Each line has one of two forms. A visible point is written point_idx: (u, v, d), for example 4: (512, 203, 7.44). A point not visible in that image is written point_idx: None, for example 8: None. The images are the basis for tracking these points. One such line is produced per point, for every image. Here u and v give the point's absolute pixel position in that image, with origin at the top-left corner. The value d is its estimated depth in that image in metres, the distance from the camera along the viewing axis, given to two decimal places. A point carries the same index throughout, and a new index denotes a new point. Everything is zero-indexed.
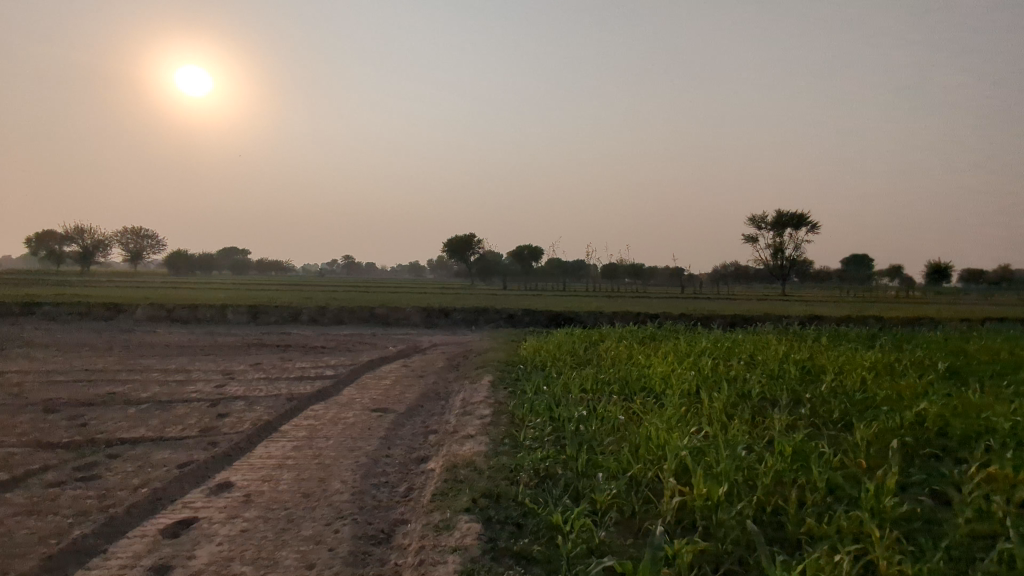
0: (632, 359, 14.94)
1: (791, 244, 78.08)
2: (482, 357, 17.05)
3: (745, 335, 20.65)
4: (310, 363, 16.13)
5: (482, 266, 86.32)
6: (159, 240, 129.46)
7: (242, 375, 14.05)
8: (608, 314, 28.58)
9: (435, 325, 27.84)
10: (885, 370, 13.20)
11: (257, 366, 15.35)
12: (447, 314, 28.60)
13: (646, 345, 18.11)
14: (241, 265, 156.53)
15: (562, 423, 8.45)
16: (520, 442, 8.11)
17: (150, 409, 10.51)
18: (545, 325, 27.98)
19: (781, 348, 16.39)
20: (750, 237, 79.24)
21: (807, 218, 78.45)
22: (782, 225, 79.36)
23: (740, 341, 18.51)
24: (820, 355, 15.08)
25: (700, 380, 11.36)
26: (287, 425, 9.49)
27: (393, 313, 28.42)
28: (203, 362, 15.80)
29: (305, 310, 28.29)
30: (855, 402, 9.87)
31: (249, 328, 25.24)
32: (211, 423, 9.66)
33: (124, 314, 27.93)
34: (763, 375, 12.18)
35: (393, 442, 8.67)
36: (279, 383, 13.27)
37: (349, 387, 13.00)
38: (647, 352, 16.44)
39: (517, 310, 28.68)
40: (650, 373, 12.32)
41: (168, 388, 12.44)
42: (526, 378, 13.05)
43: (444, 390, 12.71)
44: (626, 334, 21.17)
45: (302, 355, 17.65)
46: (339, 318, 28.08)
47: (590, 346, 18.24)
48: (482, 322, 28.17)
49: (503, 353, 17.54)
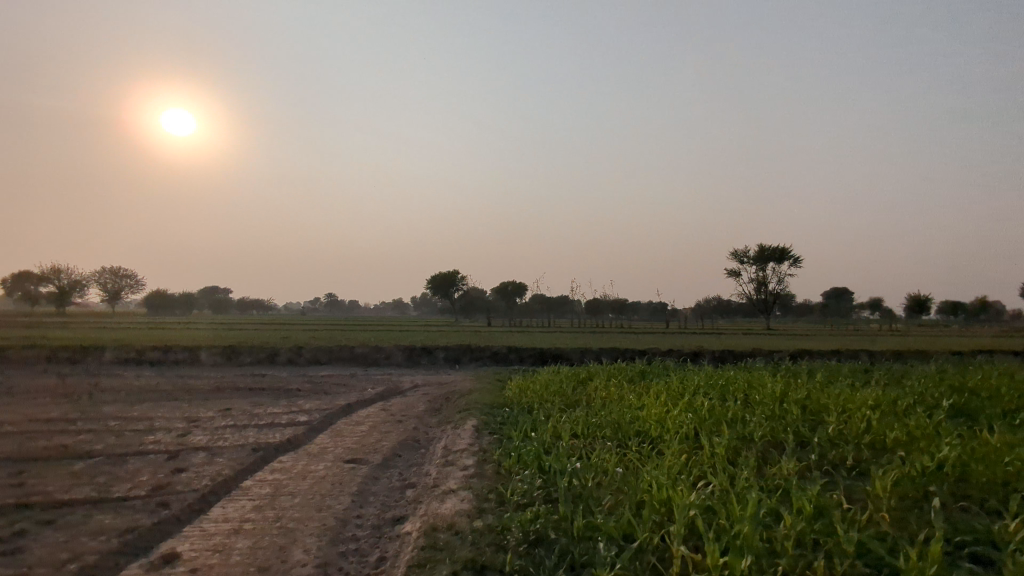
0: (623, 400, 14.22)
1: (774, 278, 78.27)
2: (465, 399, 16.24)
3: (738, 372, 19.99)
4: (283, 408, 15.22)
5: (466, 302, 85.55)
6: (138, 280, 127.47)
7: (207, 423, 13.12)
8: (595, 351, 27.86)
9: (417, 364, 26.93)
10: (888, 409, 12.62)
11: (226, 412, 14.43)
12: (430, 353, 27.72)
13: (636, 384, 17.41)
14: (221, 304, 154.36)
15: (552, 477, 7.71)
16: (507, 498, 7.35)
17: (100, 463, 9.56)
18: (531, 363, 27.17)
19: (777, 385, 15.77)
20: (733, 271, 79.40)
21: (789, 252, 78.86)
22: (765, 259, 79.69)
23: (733, 378, 17.86)
24: (818, 394, 14.48)
25: (697, 423, 10.68)
26: (250, 481, 8.60)
27: (374, 352, 27.50)
28: (168, 409, 14.85)
29: (282, 351, 27.27)
30: (866, 447, 9.23)
31: (222, 371, 24.16)
32: (165, 479, 8.74)
33: (90, 358, 26.68)
34: (762, 417, 11.52)
35: (366, 500, 7.83)
36: (247, 431, 12.37)
37: (322, 434, 12.11)
38: (637, 392, 15.73)
39: (502, 349, 27.88)
40: (643, 416, 11.60)
41: (125, 438, 11.48)
42: (512, 422, 12.27)
43: (425, 437, 11.89)
44: (615, 372, 20.44)
45: (276, 399, 16.71)
46: (317, 358, 27.08)
47: (578, 387, 17.50)
48: (465, 361, 27.30)
49: (487, 394, 16.74)
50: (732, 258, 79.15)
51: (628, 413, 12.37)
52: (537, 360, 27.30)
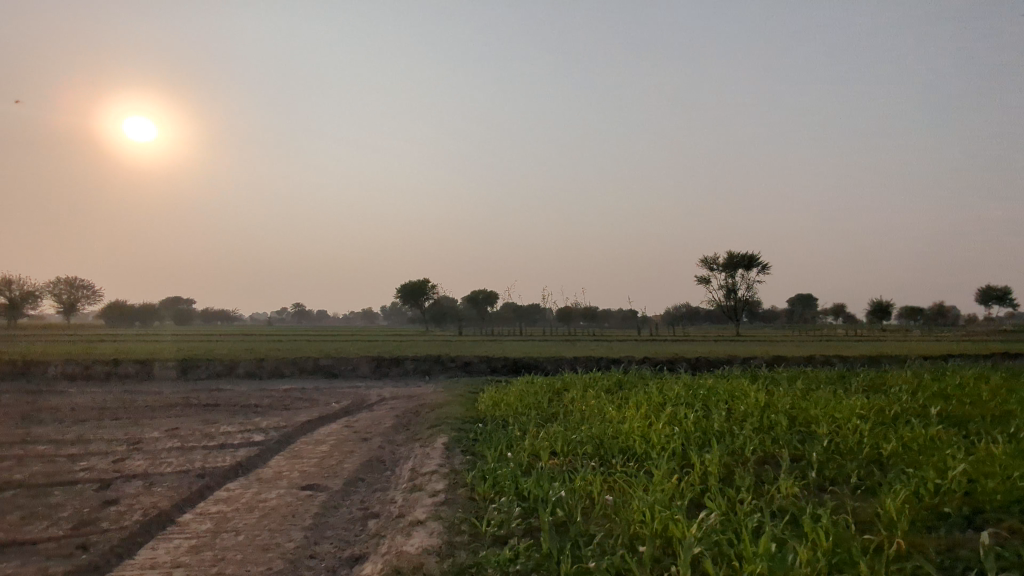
0: (602, 412, 13.52)
1: (743, 285, 78.80)
2: (435, 412, 15.35)
3: (717, 381, 19.43)
4: (238, 426, 14.11)
5: (436, 311, 84.38)
6: (95, 290, 123.28)
7: (151, 445, 11.99)
8: (569, 359, 27.14)
9: (384, 375, 25.88)
10: (879, 417, 12.11)
11: (174, 432, 13.29)
12: (398, 363, 26.68)
13: (614, 394, 16.70)
14: (184, 315, 150.30)
15: (533, 505, 6.90)
16: (482, 531, 6.50)
17: (18, 497, 8.42)
18: (503, 373, 26.32)
19: (759, 395, 15.20)
20: (703, 278, 79.77)
21: (757, 259, 79.55)
22: (734, 266, 80.21)
23: (713, 388, 17.26)
24: (804, 403, 13.98)
25: (684, 437, 9.99)
26: (189, 515, 7.57)
27: (340, 364, 26.36)
28: (110, 430, 13.64)
29: (242, 364, 25.95)
30: (865, 461, 8.66)
31: (176, 386, 22.77)
32: (91, 513, 7.67)
33: (32, 373, 25.00)
34: (751, 428, 10.91)
35: (321, 536, 6.88)
36: (194, 454, 11.29)
37: (278, 456, 11.08)
38: (616, 403, 15.05)
39: (474, 358, 26.99)
40: (626, 429, 10.88)
41: (54, 465, 10.31)
42: (486, 439, 11.41)
43: (391, 457, 10.98)
44: (591, 382, 19.71)
45: (231, 416, 15.59)
46: (280, 371, 25.84)
47: (553, 398, 16.74)
48: (435, 371, 26.32)
49: (459, 407, 15.88)
50: (702, 265, 79.50)
51: (611, 426, 11.65)
52: (510, 370, 26.46)
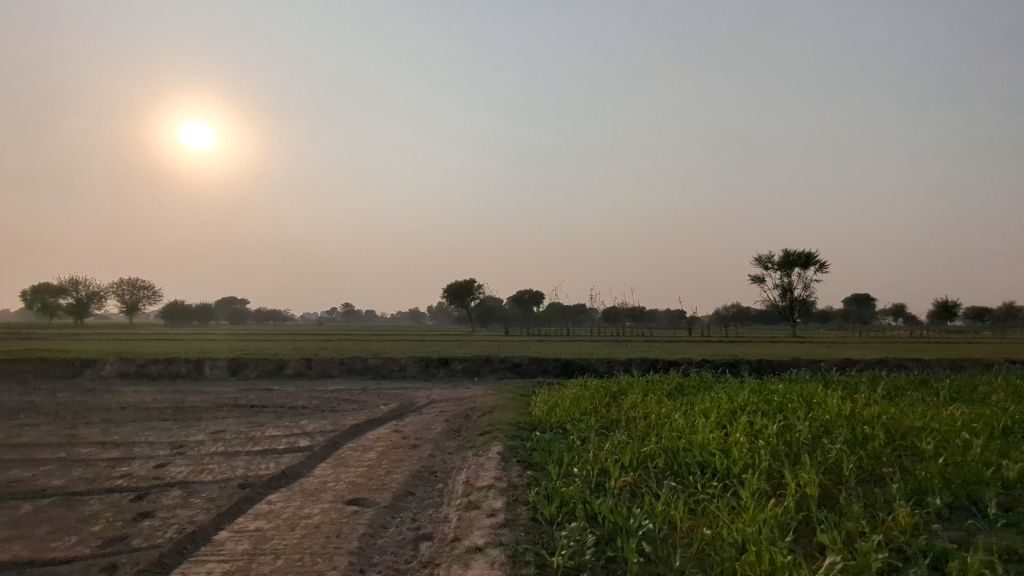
0: (668, 420, 12.51)
1: (800, 284, 75.77)
2: (486, 417, 14.57)
3: (786, 386, 18.11)
4: (283, 430, 13.57)
5: (482, 311, 84.02)
6: (154, 291, 127.49)
7: (195, 450, 11.50)
8: (622, 361, 26.02)
9: (432, 377, 25.27)
10: (987, 429, 10.75)
11: (219, 436, 12.82)
12: (446, 364, 26.05)
13: (677, 400, 15.60)
14: (238, 314, 154.35)
15: (610, 533, 6.02)
16: (554, 563, 5.62)
17: (51, 507, 7.93)
18: (554, 375, 25.39)
19: (841, 403, 13.88)
20: (757, 276, 77.14)
21: (815, 257, 76.43)
22: (790, 265, 77.26)
23: (786, 394, 15.97)
24: (893, 411, 12.68)
25: (769, 451, 8.94)
26: (225, 533, 6.90)
27: (388, 364, 25.88)
28: (155, 432, 13.27)
29: (290, 364, 25.73)
30: (992, 485, 7.46)
31: (226, 386, 22.62)
32: (122, 528, 7.07)
33: (88, 372, 25.30)
34: (842, 441, 9.77)
35: (368, 562, 6.10)
36: (237, 460, 10.72)
37: (324, 465, 10.42)
38: (681, 409, 14.00)
39: (523, 359, 26.15)
40: (698, 440, 9.89)
41: (95, 471, 9.87)
42: (544, 449, 10.53)
43: (442, 467, 10.21)
44: (649, 386, 18.62)
45: (277, 418, 15.10)
46: (327, 371, 25.50)
47: (611, 402, 15.79)
48: (484, 372, 25.57)
49: (511, 412, 15.08)
50: (756, 263, 76.87)
51: (680, 436, 10.66)
52: (561, 372, 25.51)
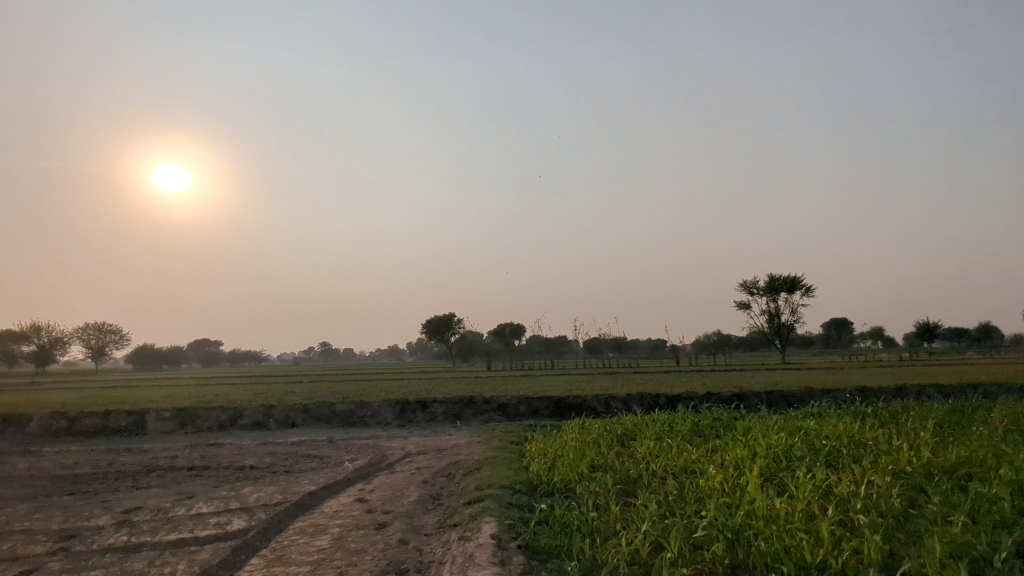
0: (702, 475, 10.19)
1: (787, 308, 74.25)
2: (474, 476, 11.93)
3: (818, 422, 15.80)
4: (215, 505, 10.67)
5: (463, 346, 81.13)
6: (123, 336, 122.49)
7: (86, 543, 8.59)
8: (620, 397, 23.44)
9: (409, 423, 22.34)
10: None
11: (127, 519, 9.90)
12: (425, 408, 23.19)
13: (700, 446, 13.07)
14: (211, 357, 149.24)
15: None
16: None
17: None
18: (546, 416, 22.66)
19: (906, 447, 11.45)
20: (742, 302, 75.66)
21: (800, 281, 75.14)
22: (775, 290, 75.89)
23: (827, 434, 13.52)
24: (971, 455, 10.49)
25: (868, 532, 6.60)
26: None
27: (359, 410, 22.98)
28: (47, 514, 10.31)
29: (247, 413, 22.65)
30: None
31: (169, 441, 19.52)
32: None
33: (11, 430, 21.97)
34: (950, 510, 7.47)
35: None
36: (136, 559, 7.85)
37: (253, 564, 7.58)
38: (711, 458, 11.70)
39: (510, 399, 23.43)
40: (760, 511, 7.59)
41: None
42: (557, 533, 7.95)
43: (418, 561, 7.54)
44: (661, 428, 16.06)
45: (213, 487, 12.15)
46: (289, 421, 22.46)
47: (621, 450, 13.41)
48: (467, 416, 22.74)
49: (504, 466, 12.57)
50: (741, 289, 75.39)
51: (731, 505, 8.33)
52: (553, 413, 22.80)
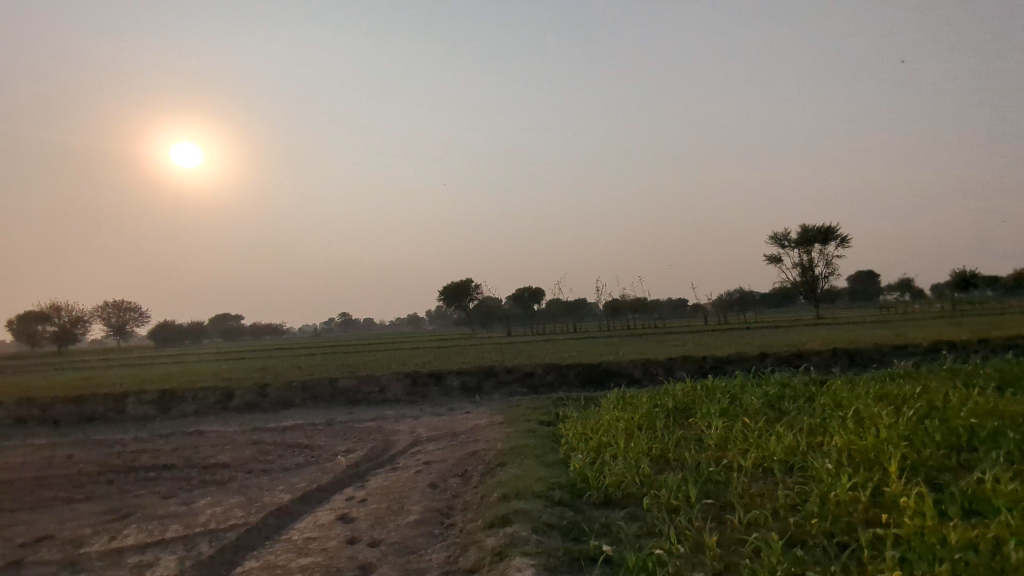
0: (820, 475, 7.20)
1: (822, 260, 70.37)
2: (497, 476, 9.08)
3: (923, 386, 12.70)
4: (146, 532, 7.92)
5: (482, 312, 78.50)
6: (142, 313, 121.79)
7: None
8: (661, 361, 20.51)
9: (422, 399, 19.57)
10: None
11: (19, 561, 7.19)
12: (439, 380, 20.41)
13: (790, 426, 10.13)
14: (231, 332, 148.57)
15: None
16: None
17: None
18: (576, 385, 19.84)
19: None
20: (774, 255, 71.83)
21: (834, 231, 71.03)
22: (808, 241, 71.92)
23: (952, 405, 10.46)
24: None
25: None
26: None
27: (364, 385, 20.29)
28: None
29: (238, 394, 20.02)
30: None
31: (144, 431, 16.94)
32: None
33: None
34: None
35: None
36: None
37: None
38: (817, 447, 8.69)
39: (535, 367, 20.59)
40: (981, 560, 4.57)
41: None
42: None
43: None
44: (723, 400, 13.12)
45: (160, 501, 9.45)
46: (285, 401, 19.81)
47: (686, 435, 10.45)
48: (487, 389, 19.93)
49: (535, 461, 9.71)
50: (771, 242, 71.58)
51: (902, 537, 5.36)
52: (586, 382, 19.93)
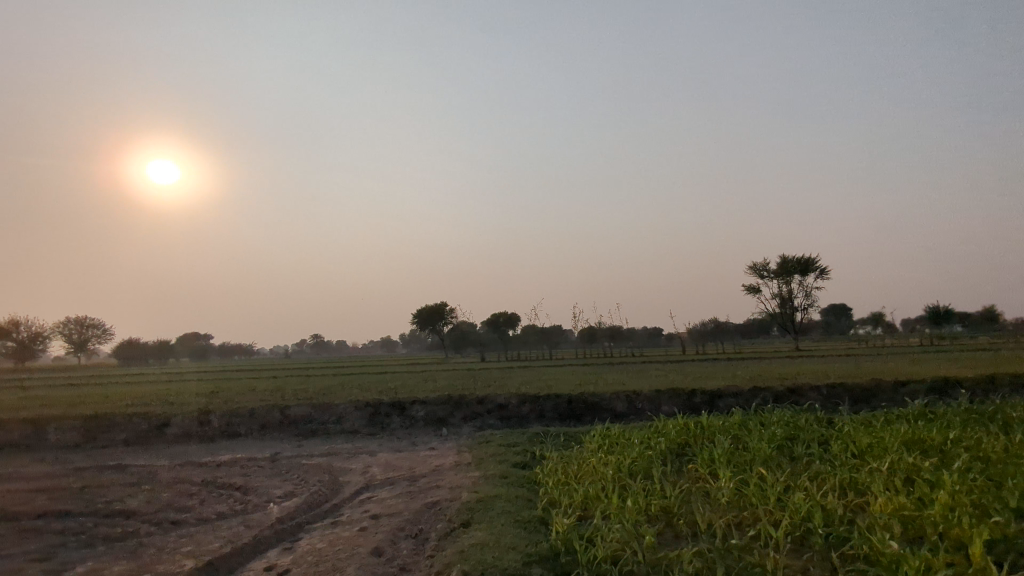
0: (887, 563, 5.54)
1: (801, 291, 69.75)
2: (460, 542, 7.19)
3: (949, 432, 11.20)
4: None
5: (457, 336, 76.32)
6: (103, 330, 117.12)
7: None
8: (646, 394, 18.78)
9: (383, 432, 17.55)
10: None
11: None
12: (402, 411, 18.42)
13: (815, 483, 8.40)
14: (198, 351, 143.96)
15: None
16: None
17: None
18: (554, 419, 18.01)
19: None
20: (753, 286, 71.17)
21: (814, 262, 70.59)
22: (787, 272, 71.34)
23: (1001, 457, 8.86)
24: None
25: None
26: None
27: (319, 415, 18.22)
28: None
29: (174, 421, 17.80)
30: None
31: (56, 464, 14.64)
32: None
33: None
34: None
35: None
36: None
37: None
38: (861, 514, 7.05)
39: (509, 398, 18.73)
40: None
41: None
42: None
43: None
44: (724, 444, 11.40)
45: (28, 568, 7.39)
46: (229, 430, 17.65)
47: (690, 489, 8.75)
48: (455, 421, 17.98)
49: (507, 520, 7.88)
50: (750, 272, 70.88)
51: None
52: (565, 416, 18.10)
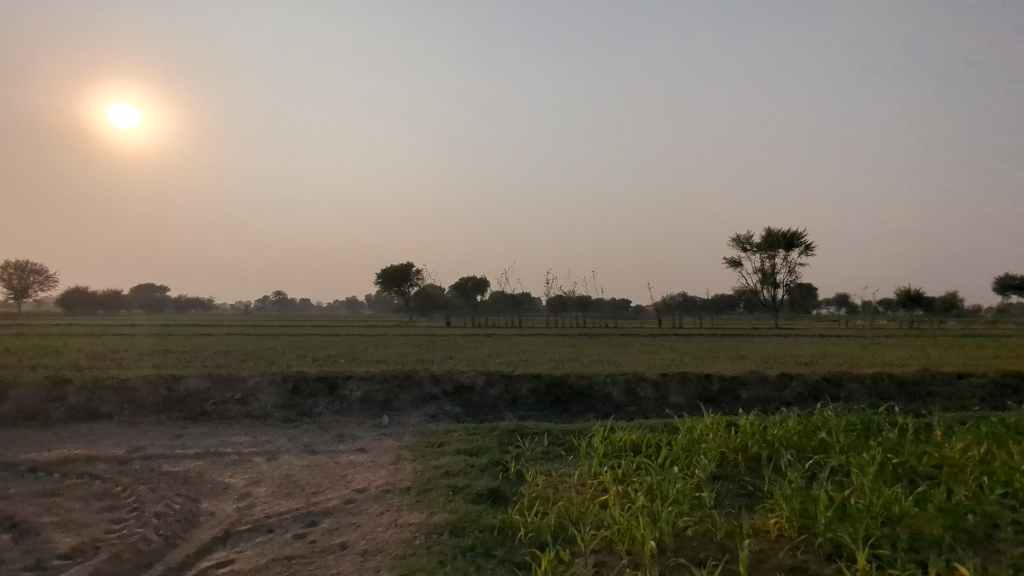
0: None
1: (784, 267, 66.60)
2: None
3: None
4: None
5: (423, 300, 71.58)
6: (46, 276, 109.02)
7: None
8: (652, 379, 14.56)
9: (303, 419, 12.97)
10: None
11: None
12: (331, 389, 13.86)
13: None
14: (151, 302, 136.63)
15: None
16: None
17: None
18: (532, 407, 13.72)
19: None
20: (734, 259, 67.84)
21: (800, 237, 67.43)
22: (772, 245, 68.03)
23: None
24: None
25: None
26: None
27: (218, 391, 13.52)
28: None
29: (13, 395, 12.91)
30: None
31: None
32: None
33: None
34: None
35: None
36: None
37: None
38: None
39: (473, 377, 14.30)
40: None
41: None
42: None
43: None
44: (816, 483, 7.23)
45: None
46: (89, 411, 12.86)
47: None
48: (401, 406, 13.52)
49: None
50: (734, 244, 67.47)
51: None
52: (544, 404, 13.80)
